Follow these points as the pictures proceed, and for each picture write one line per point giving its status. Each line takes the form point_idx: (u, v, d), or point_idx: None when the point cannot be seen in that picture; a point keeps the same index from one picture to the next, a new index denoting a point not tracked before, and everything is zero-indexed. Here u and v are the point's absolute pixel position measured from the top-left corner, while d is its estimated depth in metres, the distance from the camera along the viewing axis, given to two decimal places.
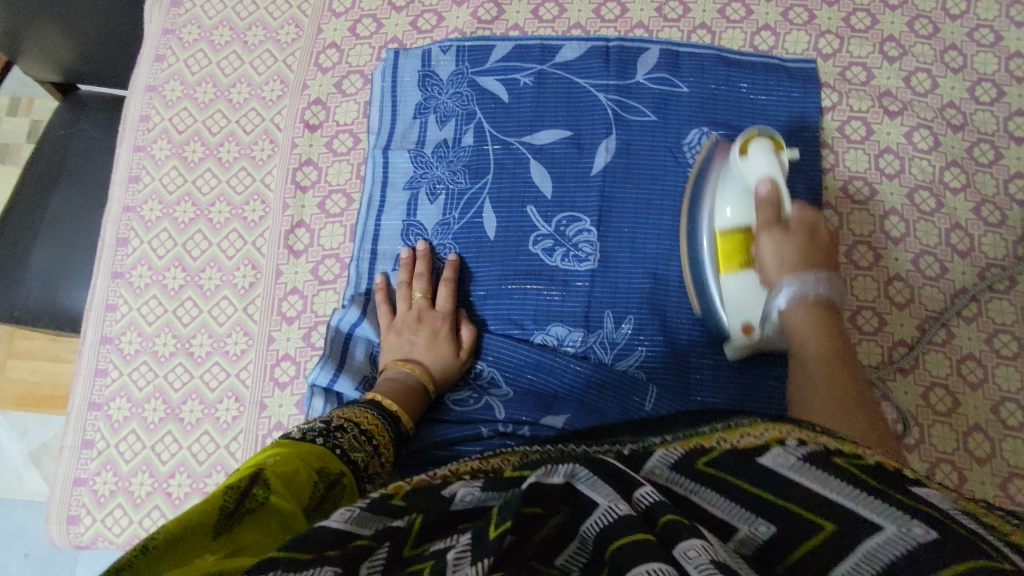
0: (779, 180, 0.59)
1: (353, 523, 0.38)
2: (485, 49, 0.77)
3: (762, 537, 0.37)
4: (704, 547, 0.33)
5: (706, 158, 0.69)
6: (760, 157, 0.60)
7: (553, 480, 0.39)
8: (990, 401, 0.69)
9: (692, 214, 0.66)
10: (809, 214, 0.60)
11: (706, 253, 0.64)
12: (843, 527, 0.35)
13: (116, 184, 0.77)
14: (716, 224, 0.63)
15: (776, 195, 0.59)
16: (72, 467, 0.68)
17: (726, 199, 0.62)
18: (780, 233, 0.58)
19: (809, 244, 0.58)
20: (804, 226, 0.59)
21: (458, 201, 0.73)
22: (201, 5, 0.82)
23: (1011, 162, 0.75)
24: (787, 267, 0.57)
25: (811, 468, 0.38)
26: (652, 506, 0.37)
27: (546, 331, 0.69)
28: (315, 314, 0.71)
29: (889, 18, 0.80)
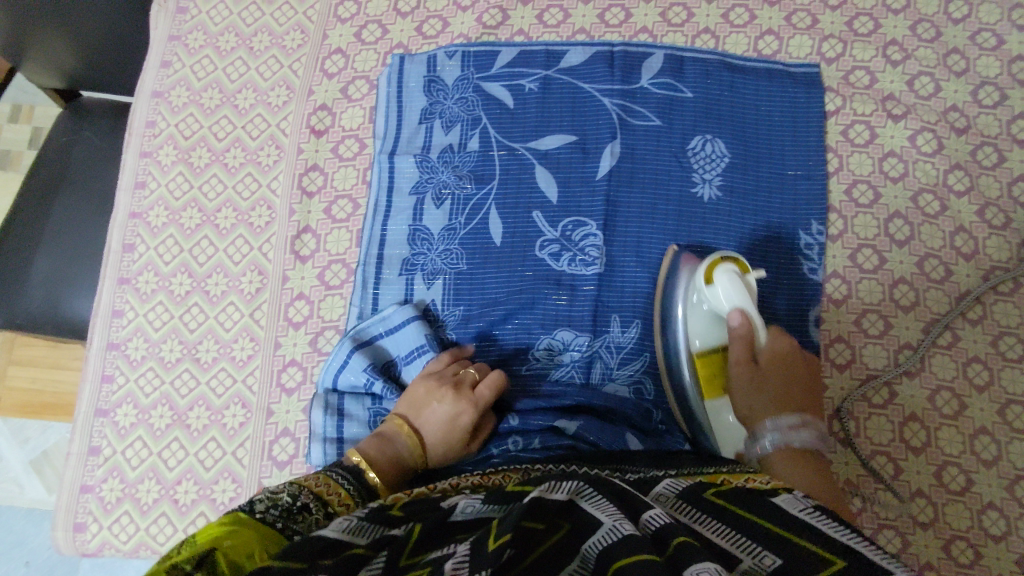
0: (756, 325, 0.61)
1: (351, 534, 0.39)
2: (489, 54, 0.78)
3: (766, 568, 0.38)
4: (716, 571, 0.35)
5: (675, 264, 0.68)
6: (726, 286, 0.61)
7: (556, 496, 0.40)
8: (997, 404, 0.69)
9: (667, 292, 0.67)
10: (778, 343, 0.61)
11: (687, 382, 0.64)
12: (854, 563, 0.37)
13: (121, 190, 0.77)
14: (692, 354, 0.64)
15: (748, 336, 0.61)
16: (78, 475, 0.68)
17: (697, 330, 0.64)
18: (750, 390, 0.60)
19: (784, 393, 0.59)
20: (772, 360, 0.60)
21: (464, 206, 0.73)
22: (207, 11, 0.82)
23: (1014, 165, 0.75)
24: (769, 415, 0.58)
25: (819, 513, 0.42)
26: (659, 530, 0.39)
27: (552, 336, 0.69)
28: (322, 320, 0.71)
29: (892, 22, 0.80)
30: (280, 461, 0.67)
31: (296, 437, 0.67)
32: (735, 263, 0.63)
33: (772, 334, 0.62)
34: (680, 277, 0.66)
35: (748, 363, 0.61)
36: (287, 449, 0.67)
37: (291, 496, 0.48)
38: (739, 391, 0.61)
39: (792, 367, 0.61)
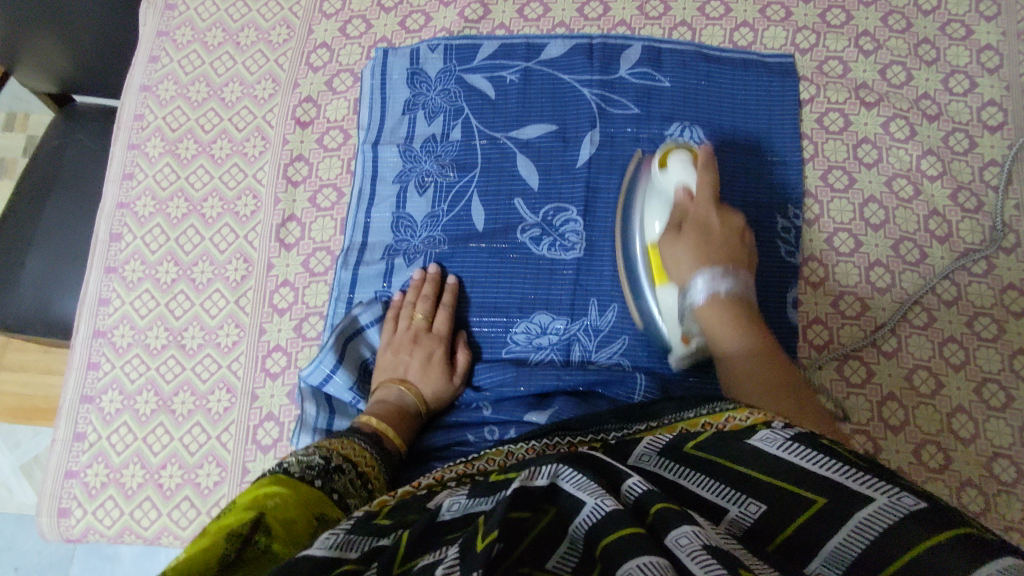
0: (689, 184, 0.63)
1: (339, 551, 0.36)
2: (472, 47, 0.79)
3: (751, 517, 0.38)
4: (695, 533, 0.34)
5: (638, 167, 0.72)
6: (677, 171, 0.64)
7: (538, 484, 0.37)
8: (973, 383, 0.70)
9: (626, 211, 0.70)
10: (712, 211, 0.61)
11: (642, 269, 0.66)
12: (834, 501, 0.37)
13: (109, 181, 0.78)
14: (648, 239, 0.66)
15: (686, 205, 0.63)
16: (63, 461, 0.68)
17: (654, 216, 0.65)
18: (673, 237, 0.61)
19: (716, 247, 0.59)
20: (702, 229, 0.60)
21: (446, 194, 0.74)
22: (195, 8, 0.84)
23: (986, 150, 0.77)
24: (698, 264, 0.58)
25: (799, 447, 0.40)
26: (640, 498, 0.37)
27: (531, 319, 0.70)
28: (306, 306, 0.72)
29: (864, 14, 0.82)
30: (264, 445, 0.67)
31: (280, 422, 0.68)
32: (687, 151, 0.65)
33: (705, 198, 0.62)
34: (636, 202, 0.69)
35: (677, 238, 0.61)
36: (270, 433, 0.68)
37: (322, 458, 0.50)
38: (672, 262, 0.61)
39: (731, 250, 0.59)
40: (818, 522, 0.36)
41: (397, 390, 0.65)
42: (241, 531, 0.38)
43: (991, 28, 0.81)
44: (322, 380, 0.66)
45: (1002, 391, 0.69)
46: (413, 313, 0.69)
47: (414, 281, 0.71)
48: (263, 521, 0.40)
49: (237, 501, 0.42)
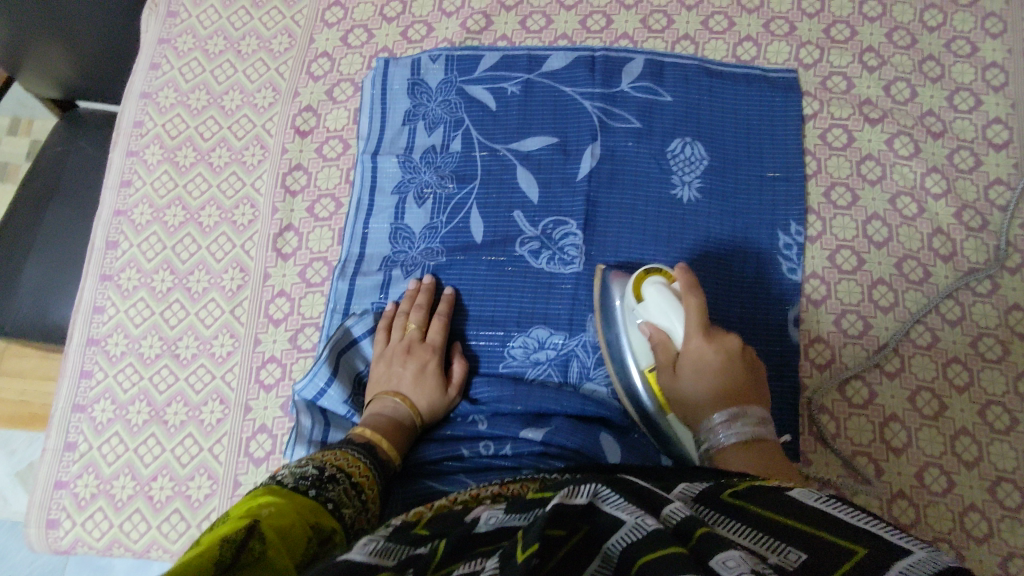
0: (675, 327, 0.62)
1: (377, 557, 0.35)
2: (473, 58, 0.79)
3: (792, 565, 0.35)
4: (742, 558, 0.32)
5: (604, 283, 0.68)
6: (657, 300, 0.62)
7: (577, 501, 0.36)
8: (977, 405, 0.69)
9: (604, 306, 0.67)
10: (704, 346, 0.59)
11: (648, 400, 0.63)
12: (877, 551, 0.35)
13: (107, 188, 0.78)
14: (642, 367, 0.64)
15: (664, 340, 0.63)
16: (54, 470, 0.68)
17: (642, 350, 0.64)
18: (673, 378, 0.61)
19: (725, 381, 0.58)
20: (709, 371, 0.59)
21: (445, 206, 0.74)
22: (197, 15, 0.84)
23: (990, 169, 0.76)
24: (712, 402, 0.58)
25: (841, 504, 0.39)
26: (682, 523, 0.36)
27: (528, 334, 0.69)
28: (302, 317, 0.71)
29: (869, 30, 0.82)
30: (257, 457, 0.67)
31: (274, 434, 0.67)
32: (660, 274, 0.65)
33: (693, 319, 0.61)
34: (614, 313, 0.66)
35: (676, 372, 0.61)
36: (263, 446, 0.67)
37: (317, 470, 0.50)
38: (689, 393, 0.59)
39: (736, 377, 0.58)
40: (863, 571, 0.34)
41: (390, 403, 0.63)
42: (236, 537, 0.37)
43: (997, 45, 0.80)
44: (316, 394, 0.65)
45: (1006, 413, 0.68)
46: (406, 325, 0.68)
47: (408, 291, 0.70)
48: (255, 529, 0.38)
49: (230, 515, 0.41)
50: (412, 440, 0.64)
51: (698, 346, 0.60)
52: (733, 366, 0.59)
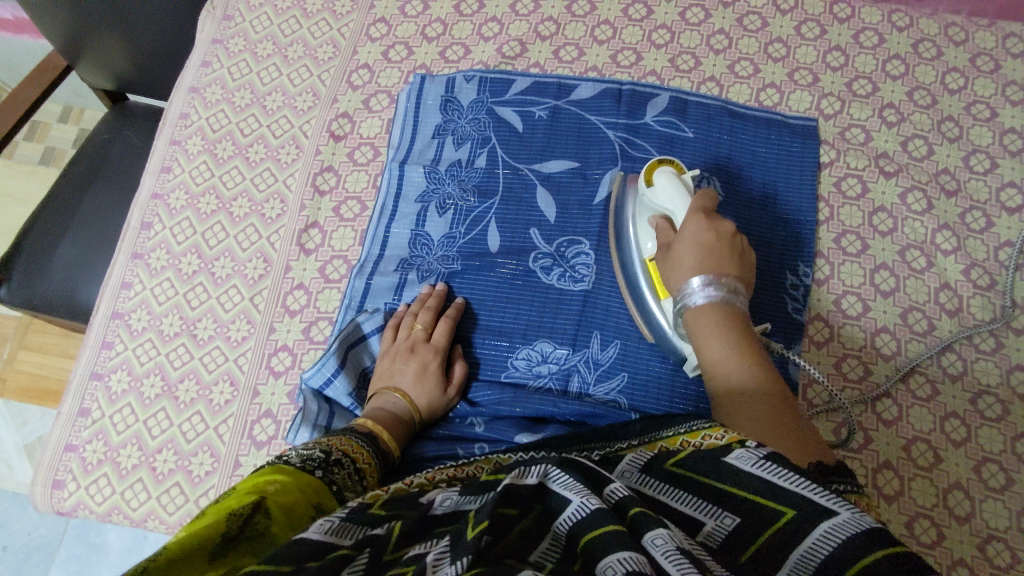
0: (677, 212, 0.64)
1: (335, 536, 0.37)
2: (505, 82, 0.83)
3: (726, 528, 0.43)
4: (670, 536, 0.35)
5: (621, 189, 0.74)
6: (659, 185, 0.65)
7: (527, 482, 0.38)
8: (973, 460, 0.68)
9: (619, 210, 0.72)
10: (695, 221, 0.61)
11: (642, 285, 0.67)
12: (799, 511, 0.41)
13: (148, 172, 0.82)
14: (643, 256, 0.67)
15: (665, 225, 0.65)
16: (66, 433, 0.70)
17: (646, 235, 0.67)
18: (666, 255, 0.62)
19: (710, 259, 0.58)
20: (699, 237, 0.59)
21: (465, 217, 0.77)
22: (250, 21, 0.89)
23: (1002, 231, 0.77)
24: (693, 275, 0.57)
25: (770, 464, 0.43)
26: (622, 500, 0.38)
27: (533, 347, 0.71)
28: (317, 310, 0.74)
29: (890, 87, 0.84)
30: (259, 440, 0.69)
31: (277, 419, 0.69)
32: (671, 166, 0.68)
33: (694, 203, 0.63)
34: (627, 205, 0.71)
35: (667, 256, 0.62)
36: (266, 430, 0.69)
37: (323, 453, 0.52)
38: (672, 274, 0.61)
39: (719, 251, 0.58)
40: (783, 535, 0.41)
41: (391, 398, 0.66)
42: (241, 512, 0.40)
43: (1016, 112, 0.82)
44: (322, 383, 0.68)
45: (1002, 472, 0.68)
46: (414, 325, 0.71)
47: (421, 293, 0.73)
48: (262, 504, 0.41)
49: (237, 488, 0.43)
50: (410, 436, 0.66)
51: (696, 224, 0.61)
52: (726, 245, 0.59)
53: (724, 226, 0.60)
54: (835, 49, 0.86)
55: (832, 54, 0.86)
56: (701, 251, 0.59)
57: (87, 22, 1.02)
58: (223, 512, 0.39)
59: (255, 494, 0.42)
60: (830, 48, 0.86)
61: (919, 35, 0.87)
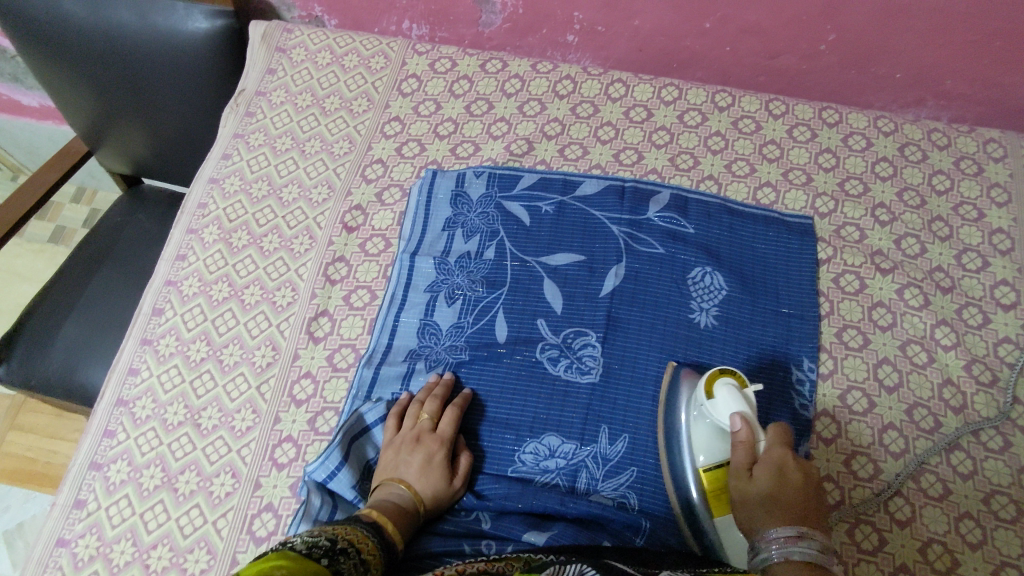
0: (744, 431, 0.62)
1: None
2: (513, 177, 0.87)
3: None
4: None
5: (673, 382, 0.71)
6: (726, 401, 0.63)
7: None
8: (991, 565, 0.66)
9: (671, 407, 0.70)
10: (778, 448, 0.60)
11: (694, 495, 0.65)
12: None
13: (163, 259, 0.84)
14: (697, 464, 0.65)
15: (747, 443, 0.62)
16: (58, 527, 0.68)
17: (701, 447, 0.65)
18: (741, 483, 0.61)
19: (778, 488, 0.57)
20: (773, 466, 0.59)
21: (473, 307, 0.78)
22: (271, 117, 0.94)
23: (999, 327, 0.79)
24: (770, 524, 0.55)
25: None
26: None
27: (540, 440, 0.71)
28: (323, 400, 0.74)
29: (880, 187, 0.88)
30: (258, 536, 0.67)
31: (278, 514, 0.67)
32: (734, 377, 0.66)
33: (773, 434, 0.62)
34: (681, 397, 0.69)
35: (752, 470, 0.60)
36: (266, 525, 0.67)
37: (329, 541, 0.52)
38: (743, 512, 0.59)
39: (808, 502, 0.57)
40: None
41: (395, 489, 0.65)
42: None
43: (1002, 213, 0.86)
44: (326, 476, 0.67)
45: None
46: (420, 414, 0.71)
47: (429, 382, 0.74)
48: None
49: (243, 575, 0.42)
50: (415, 530, 0.64)
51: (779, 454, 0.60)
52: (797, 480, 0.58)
53: (811, 471, 0.59)
54: (825, 152, 0.91)
55: (824, 156, 0.91)
56: (777, 482, 0.58)
57: (110, 114, 1.06)
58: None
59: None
60: (821, 150, 0.91)
61: (904, 140, 0.92)
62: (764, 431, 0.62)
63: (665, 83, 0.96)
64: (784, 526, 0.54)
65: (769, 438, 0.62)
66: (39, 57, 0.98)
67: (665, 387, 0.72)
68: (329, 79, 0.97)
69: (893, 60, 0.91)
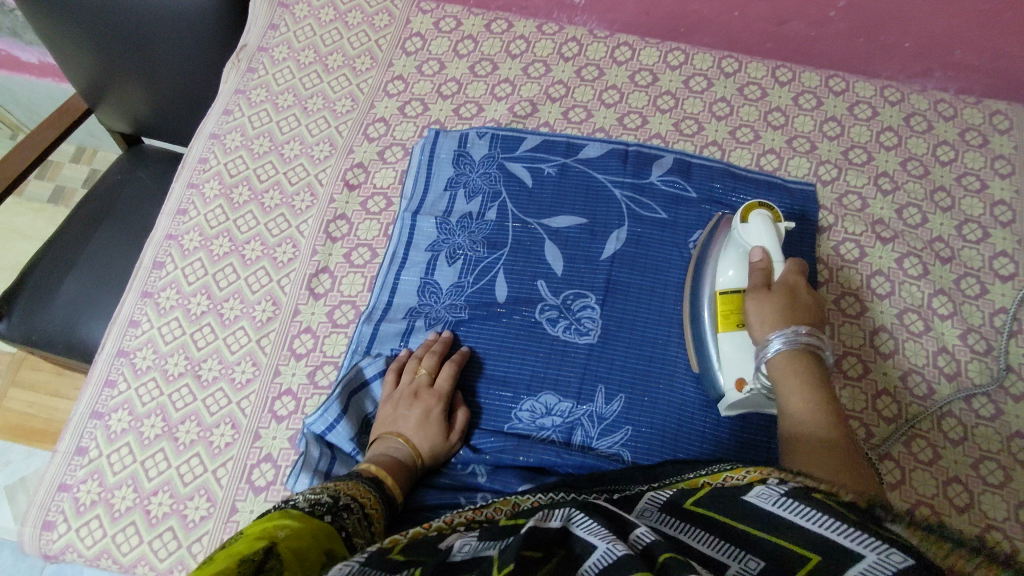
0: (773, 255, 0.65)
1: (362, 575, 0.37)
2: (516, 139, 0.86)
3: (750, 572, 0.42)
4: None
5: (716, 225, 0.76)
6: (758, 224, 0.66)
7: (551, 524, 0.42)
8: (976, 527, 0.68)
9: (700, 262, 0.74)
10: (794, 278, 0.63)
11: (708, 317, 0.69)
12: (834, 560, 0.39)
13: (163, 214, 0.84)
14: (719, 285, 0.68)
15: (765, 264, 0.65)
16: (60, 473, 0.69)
17: (726, 262, 0.69)
18: (759, 292, 0.63)
19: (792, 308, 0.61)
20: (786, 288, 0.63)
21: (474, 267, 0.78)
22: (273, 73, 0.93)
23: (996, 297, 0.79)
24: (776, 324, 0.60)
25: (793, 502, 0.43)
26: (648, 545, 0.40)
27: (537, 399, 0.72)
28: (323, 354, 0.74)
29: (884, 156, 0.88)
30: (257, 485, 0.68)
31: (277, 464, 0.68)
32: (769, 211, 0.68)
33: (789, 264, 0.65)
34: (711, 253, 0.73)
35: (764, 292, 0.63)
36: (265, 475, 0.68)
37: (332, 497, 0.52)
38: (755, 320, 0.62)
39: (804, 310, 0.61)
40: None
41: (393, 444, 0.66)
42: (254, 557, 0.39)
43: (1004, 185, 0.86)
44: (325, 429, 0.68)
45: (1007, 540, 0.67)
46: (418, 369, 0.71)
47: (427, 338, 0.74)
48: (275, 548, 0.41)
49: (247, 534, 0.43)
50: (412, 483, 0.66)
51: (795, 279, 0.63)
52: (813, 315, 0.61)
53: (817, 297, 0.63)
54: (831, 120, 0.90)
55: (828, 125, 0.90)
56: (792, 310, 0.61)
57: (113, 75, 1.06)
58: (239, 554, 0.39)
59: (266, 539, 0.42)
60: (826, 119, 0.90)
61: (911, 109, 0.91)
62: (781, 260, 0.65)
63: (672, 48, 0.95)
64: (793, 326, 0.59)
65: (784, 271, 0.64)
66: (42, 18, 0.98)
67: (701, 239, 0.77)
68: (332, 36, 0.96)
69: (902, 28, 0.90)
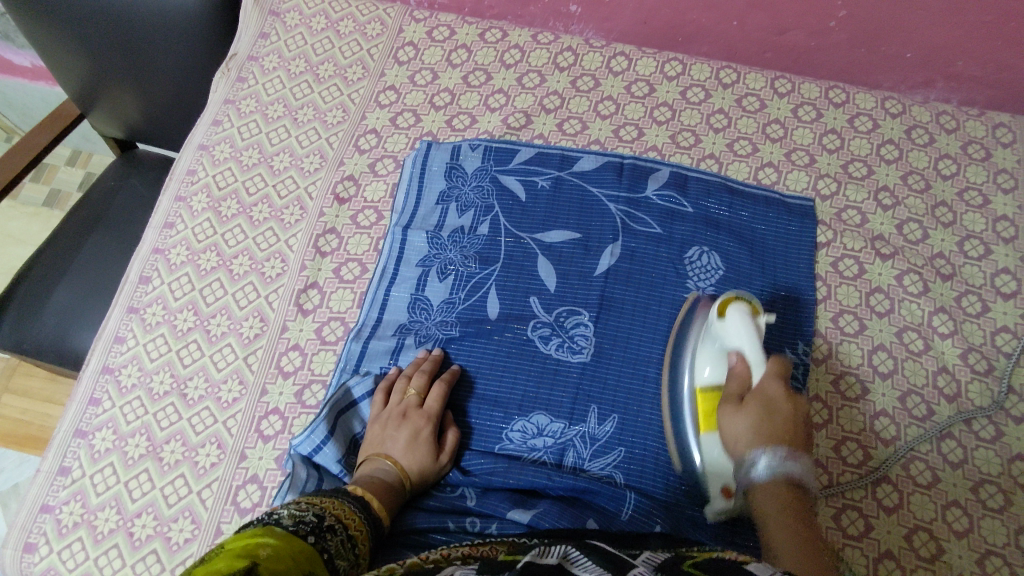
0: (750, 354, 0.61)
1: None
2: (510, 151, 0.85)
3: None
4: None
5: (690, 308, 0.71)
6: (736, 321, 0.62)
7: (548, 560, 0.42)
8: (976, 553, 0.66)
9: (677, 345, 0.70)
10: (773, 387, 0.60)
11: (686, 416, 0.65)
12: None
13: (151, 227, 0.82)
14: (696, 383, 0.65)
15: (742, 372, 0.61)
16: (43, 493, 0.68)
17: (703, 361, 0.65)
18: (735, 408, 0.60)
19: (769, 420, 0.58)
20: (762, 399, 0.59)
21: (465, 283, 0.77)
22: (264, 83, 0.92)
23: (998, 315, 0.78)
24: (756, 444, 0.57)
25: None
26: None
27: (528, 419, 0.70)
28: (311, 372, 0.73)
29: (884, 170, 0.87)
30: (242, 507, 0.66)
31: (263, 486, 0.67)
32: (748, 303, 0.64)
33: (768, 367, 0.61)
34: (687, 340, 0.68)
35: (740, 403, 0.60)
36: (251, 497, 0.67)
37: (316, 517, 0.51)
38: (732, 436, 0.59)
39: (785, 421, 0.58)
40: None
41: (381, 465, 0.65)
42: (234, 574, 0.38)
43: (1007, 200, 0.85)
44: (311, 450, 0.67)
45: (1008, 567, 0.65)
46: (406, 389, 0.70)
47: (417, 357, 0.73)
48: (257, 566, 0.40)
49: (229, 547, 0.42)
50: (400, 506, 0.64)
51: (774, 386, 0.60)
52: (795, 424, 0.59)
53: (798, 405, 0.60)
54: (830, 133, 0.89)
55: (828, 137, 0.89)
56: (771, 420, 0.58)
57: (105, 82, 1.05)
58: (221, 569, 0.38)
59: (247, 558, 0.41)
60: (826, 131, 0.89)
61: (912, 122, 0.90)
62: (763, 362, 0.61)
63: (669, 58, 0.94)
64: (775, 448, 0.56)
65: (764, 373, 0.61)
66: (33, 25, 0.97)
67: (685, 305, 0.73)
68: (324, 45, 0.95)
69: (903, 38, 0.89)
